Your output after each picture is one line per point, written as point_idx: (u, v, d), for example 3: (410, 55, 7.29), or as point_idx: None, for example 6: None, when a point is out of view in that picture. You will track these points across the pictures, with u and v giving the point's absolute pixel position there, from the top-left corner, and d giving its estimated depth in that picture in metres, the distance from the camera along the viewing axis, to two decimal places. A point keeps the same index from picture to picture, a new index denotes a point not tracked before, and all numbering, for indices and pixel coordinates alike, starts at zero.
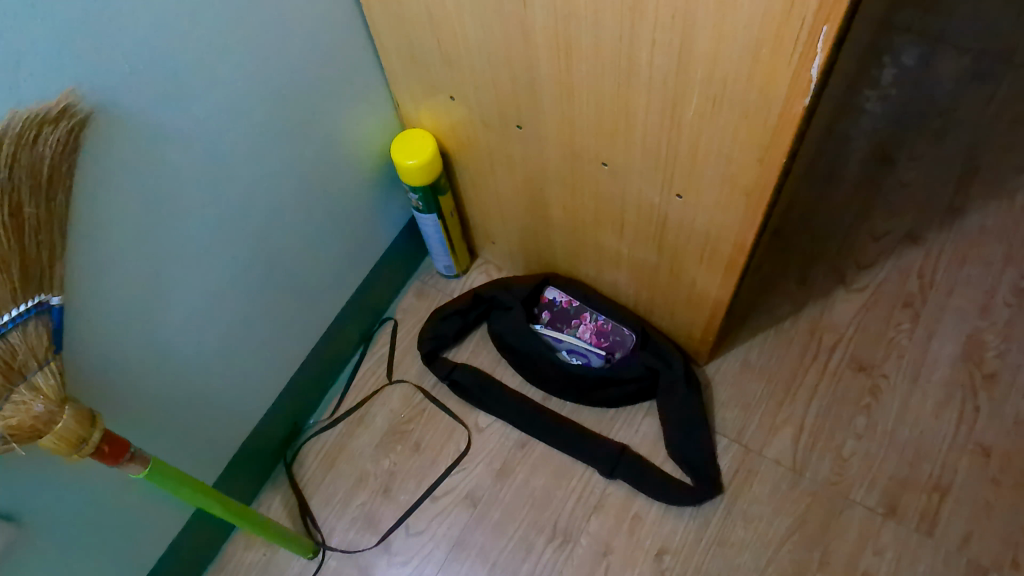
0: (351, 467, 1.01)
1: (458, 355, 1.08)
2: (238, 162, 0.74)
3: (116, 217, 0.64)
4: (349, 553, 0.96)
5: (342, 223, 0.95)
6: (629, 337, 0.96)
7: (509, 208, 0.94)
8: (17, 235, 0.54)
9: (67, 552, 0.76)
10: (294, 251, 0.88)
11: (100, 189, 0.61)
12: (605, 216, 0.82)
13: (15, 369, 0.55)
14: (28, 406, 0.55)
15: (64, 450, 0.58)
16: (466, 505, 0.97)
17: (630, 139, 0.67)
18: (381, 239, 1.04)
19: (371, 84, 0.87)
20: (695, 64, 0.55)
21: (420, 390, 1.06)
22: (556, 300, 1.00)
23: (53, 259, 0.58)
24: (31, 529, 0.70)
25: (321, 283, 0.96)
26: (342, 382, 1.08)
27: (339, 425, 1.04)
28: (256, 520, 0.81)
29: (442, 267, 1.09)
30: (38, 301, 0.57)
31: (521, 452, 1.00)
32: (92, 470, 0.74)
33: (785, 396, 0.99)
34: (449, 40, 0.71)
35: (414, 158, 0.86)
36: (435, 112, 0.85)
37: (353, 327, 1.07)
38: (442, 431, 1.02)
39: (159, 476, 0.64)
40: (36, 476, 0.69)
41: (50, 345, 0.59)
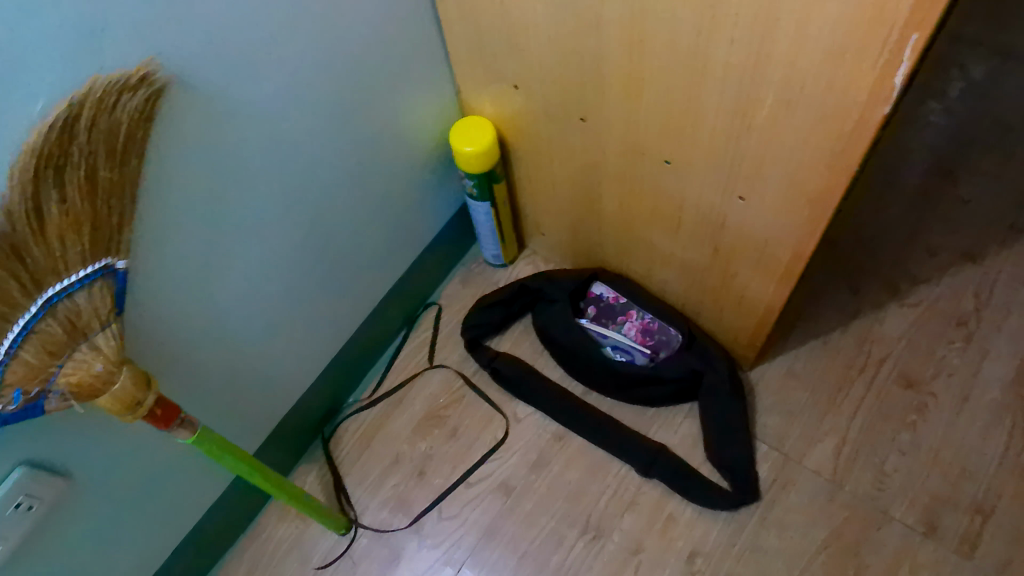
0: (387, 449, 1.03)
1: (500, 345, 1.08)
2: (300, 142, 0.75)
3: (184, 181, 0.65)
4: (380, 532, 0.98)
5: (396, 207, 0.95)
6: (675, 337, 0.95)
7: (563, 200, 0.94)
8: (90, 196, 0.57)
9: (115, 513, 0.79)
10: (347, 230, 0.89)
11: (171, 155, 0.63)
12: (661, 215, 0.81)
13: (78, 329, 0.59)
14: (88, 364, 0.59)
15: (119, 411, 0.61)
16: (499, 493, 0.98)
17: (696, 138, 0.67)
18: (431, 225, 1.05)
19: (435, 70, 0.87)
20: (773, 65, 0.54)
21: (461, 376, 1.07)
22: (603, 296, 1.00)
23: (123, 223, 0.60)
24: (81, 487, 0.73)
25: (371, 264, 0.97)
26: (383, 364, 1.10)
27: (378, 406, 1.06)
28: (287, 489, 0.84)
29: (490, 256, 1.09)
30: (105, 264, 0.60)
31: (557, 444, 1.00)
32: (143, 435, 0.77)
33: (829, 408, 0.98)
34: (518, 30, 0.71)
35: (471, 145, 0.86)
36: (496, 100, 0.85)
37: (399, 310, 1.08)
38: (480, 418, 1.04)
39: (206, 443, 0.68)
40: (90, 433, 0.71)
41: (114, 307, 0.62)
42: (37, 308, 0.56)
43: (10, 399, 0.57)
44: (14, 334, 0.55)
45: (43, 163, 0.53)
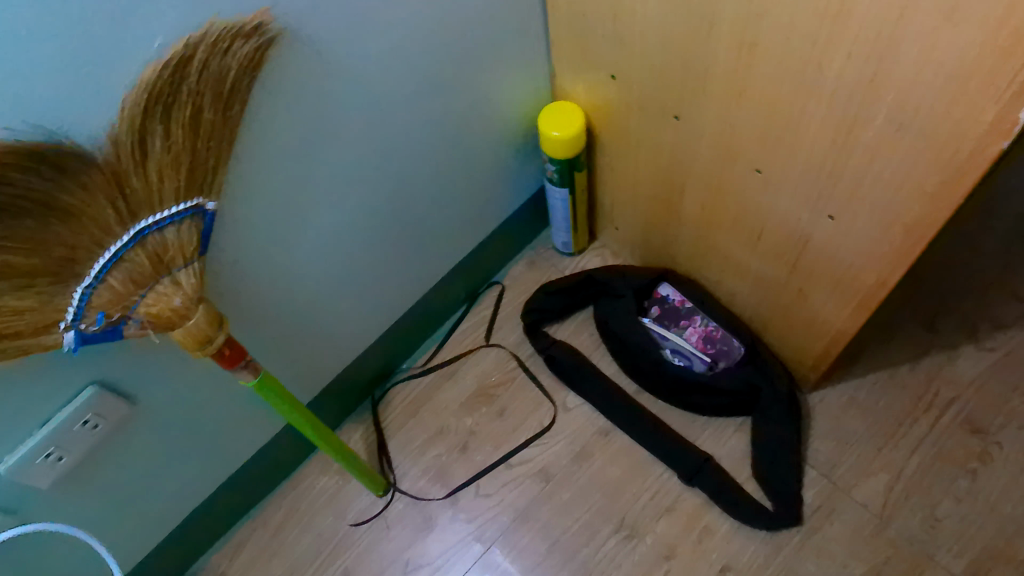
0: (434, 419, 1.05)
1: (558, 333, 1.08)
2: (393, 107, 0.76)
3: (280, 133, 0.66)
4: (416, 499, 1.00)
5: (476, 183, 0.96)
6: (736, 349, 0.93)
7: (643, 196, 0.93)
8: (191, 136, 0.59)
9: (172, 440, 0.82)
10: (426, 200, 0.90)
11: (272, 106, 0.64)
12: (742, 224, 0.80)
13: (163, 263, 0.61)
14: (168, 297, 0.61)
15: (190, 345, 0.63)
16: (538, 478, 0.99)
17: (794, 150, 0.65)
18: (507, 205, 1.05)
19: (535, 52, 0.87)
20: (889, 85, 0.53)
21: (515, 358, 1.07)
22: (669, 298, 0.99)
23: (219, 166, 0.62)
24: (142, 410, 0.76)
25: (443, 236, 0.97)
26: (439, 335, 1.11)
27: (430, 375, 1.08)
28: (332, 444, 0.86)
29: (559, 243, 1.08)
30: (195, 204, 0.62)
31: (603, 439, 1.00)
32: (206, 372, 0.80)
33: (886, 442, 0.95)
34: (626, 20, 0.71)
35: (559, 130, 0.85)
36: (591, 87, 0.84)
37: (463, 284, 1.09)
38: (529, 401, 1.04)
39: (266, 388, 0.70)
40: (158, 362, 0.74)
41: (199, 247, 0.64)
42: (128, 238, 0.58)
43: (93, 321, 0.60)
44: (104, 259, 0.58)
45: (153, 99, 0.56)
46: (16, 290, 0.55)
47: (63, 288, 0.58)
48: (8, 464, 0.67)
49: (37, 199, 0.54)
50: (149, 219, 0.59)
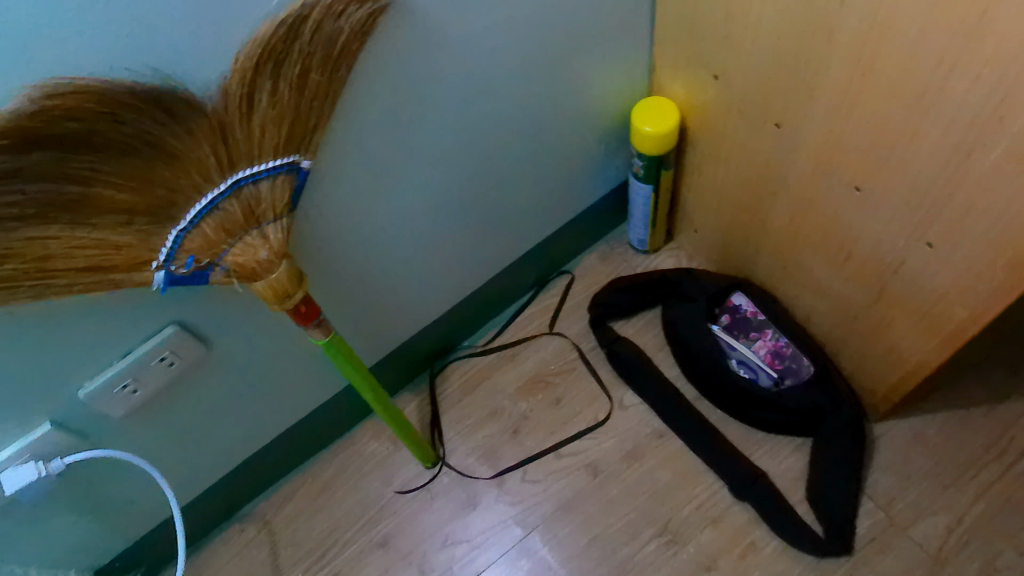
0: (489, 399, 1.06)
1: (623, 329, 1.07)
2: (491, 85, 0.76)
3: (380, 100, 0.67)
4: (463, 476, 1.01)
5: (562, 170, 0.95)
6: (806, 368, 0.91)
7: (729, 202, 0.91)
8: (296, 94, 0.60)
9: (238, 387, 0.85)
10: (511, 181, 0.90)
11: (375, 73, 0.65)
12: (832, 241, 0.78)
13: (253, 216, 0.62)
14: (255, 250, 0.62)
15: (270, 299, 0.65)
16: (587, 472, 0.98)
17: (899, 171, 0.63)
18: (588, 195, 1.04)
19: (638, 44, 0.86)
20: (1015, 114, 0.50)
21: (577, 349, 1.07)
22: (741, 307, 0.97)
23: (319, 127, 0.63)
24: (217, 356, 0.79)
25: (522, 220, 0.97)
26: (504, 318, 1.12)
27: (489, 356, 1.09)
28: (388, 409, 0.88)
29: (635, 239, 1.07)
30: (291, 161, 0.63)
31: (656, 441, 0.99)
32: (280, 326, 0.82)
33: (951, 483, 0.92)
34: (739, 20, 0.69)
35: (652, 125, 0.84)
36: (691, 85, 0.83)
37: (534, 270, 1.09)
38: (586, 394, 1.04)
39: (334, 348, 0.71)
40: (237, 311, 0.76)
41: (288, 203, 0.65)
42: (224, 186, 0.60)
43: (182, 264, 0.61)
44: (201, 204, 0.60)
45: (266, 55, 0.57)
46: (117, 225, 0.58)
47: (158, 229, 0.60)
48: (91, 387, 0.71)
49: (148, 140, 0.56)
50: (242, 171, 0.61)
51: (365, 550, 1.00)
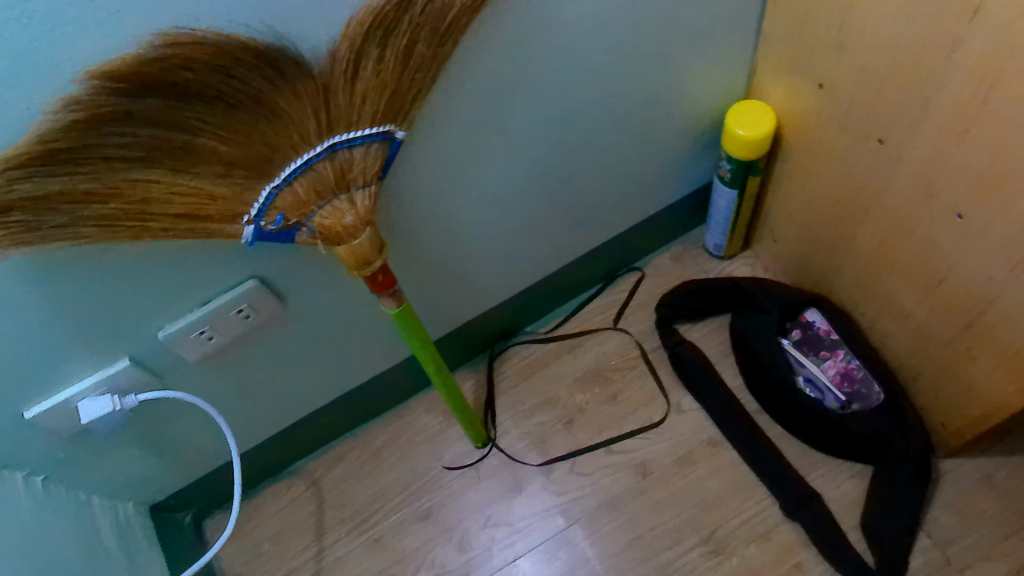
0: (545, 386, 1.06)
1: (689, 333, 1.06)
2: (590, 73, 0.75)
3: (480, 78, 0.67)
4: (512, 460, 1.02)
5: (646, 166, 0.94)
6: (876, 395, 0.89)
7: (816, 215, 0.89)
8: (399, 64, 0.60)
9: (306, 346, 0.87)
10: (595, 172, 0.89)
11: (478, 51, 0.65)
12: (922, 267, 0.75)
13: (346, 181, 0.63)
14: (342, 214, 0.63)
15: (350, 263, 0.66)
16: (636, 471, 0.98)
17: (1008, 202, 0.60)
18: (670, 194, 1.03)
19: (742, 46, 0.84)
20: None
21: (639, 347, 1.06)
22: (814, 324, 0.95)
23: (416, 99, 0.64)
24: (291, 313, 0.81)
25: (600, 212, 0.97)
26: (569, 308, 1.12)
27: (551, 344, 1.09)
28: (448, 384, 0.89)
29: (711, 244, 1.06)
30: (386, 130, 0.63)
31: (710, 449, 0.98)
32: (354, 291, 0.83)
33: (1016, 531, 0.88)
34: (855, 30, 0.67)
35: (745, 129, 0.83)
36: (793, 93, 0.81)
37: (605, 263, 1.08)
38: (643, 394, 1.03)
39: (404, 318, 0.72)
40: (316, 272, 0.77)
41: (378, 172, 0.66)
42: (321, 149, 0.61)
43: (272, 221, 0.63)
44: (297, 163, 0.61)
45: (376, 23, 0.58)
46: (215, 176, 0.59)
47: (253, 184, 0.61)
48: (170, 330, 0.73)
49: (254, 97, 0.57)
50: (337, 137, 0.61)
51: (407, 520, 1.01)
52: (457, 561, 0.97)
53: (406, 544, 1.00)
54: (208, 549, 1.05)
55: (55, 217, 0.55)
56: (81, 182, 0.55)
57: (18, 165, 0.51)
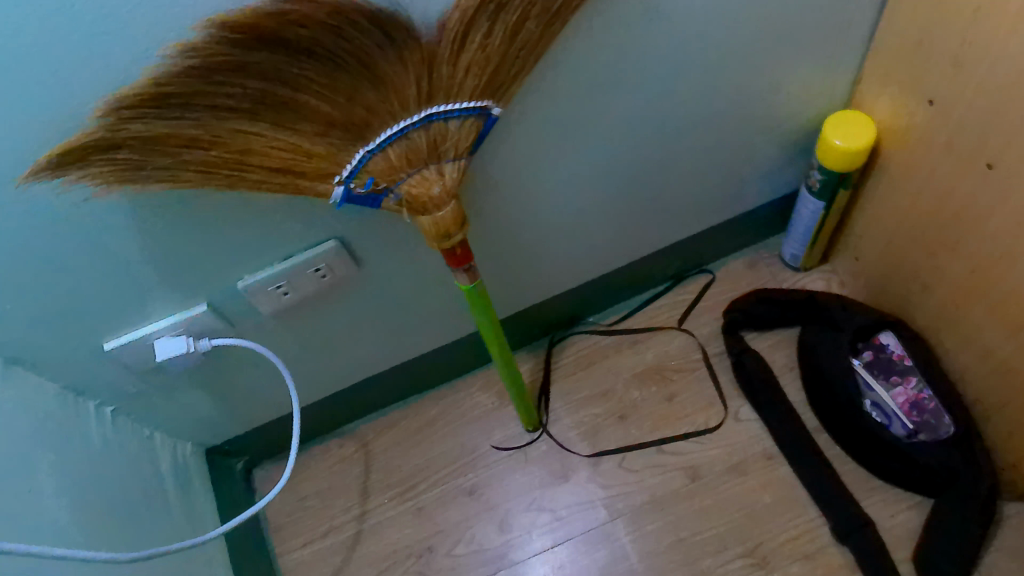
0: (602, 379, 1.06)
1: (754, 342, 1.04)
2: (692, 69, 0.74)
3: (581, 63, 0.67)
4: (560, 447, 1.02)
5: (733, 169, 0.92)
6: (946, 428, 0.86)
7: (906, 235, 0.86)
8: (507, 41, 0.60)
9: (374, 310, 0.88)
10: (681, 170, 0.88)
11: (584, 35, 0.64)
12: (1015, 301, 0.72)
13: (438, 151, 0.63)
14: (430, 183, 0.63)
15: (432, 234, 0.66)
16: (685, 475, 0.97)
17: None
18: (752, 200, 1.01)
19: (850, 56, 0.82)
20: None
21: (701, 351, 1.05)
22: (888, 348, 0.93)
23: (516, 77, 0.64)
24: (364, 277, 0.82)
25: (680, 210, 0.95)
26: (634, 303, 1.11)
27: (612, 337, 1.08)
28: (509, 363, 0.89)
29: (788, 254, 1.04)
30: (484, 106, 0.63)
31: (764, 462, 0.96)
32: (428, 263, 0.84)
33: None
34: (978, 47, 0.65)
35: (842, 140, 0.80)
36: (899, 107, 0.78)
37: (676, 262, 1.07)
38: (701, 398, 1.02)
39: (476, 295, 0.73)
40: (394, 240, 0.78)
41: (470, 146, 0.66)
42: (419, 117, 0.61)
43: (363, 183, 0.63)
44: (393, 129, 0.61)
45: None
46: (314, 134, 0.60)
47: (349, 147, 0.61)
48: (249, 282, 0.75)
49: (361, 61, 0.57)
50: (436, 107, 0.61)
51: (451, 494, 1.02)
52: (496, 541, 0.98)
53: (447, 517, 1.01)
54: (257, 496, 1.08)
55: (159, 158, 0.57)
56: (188, 127, 0.56)
57: (132, 105, 0.52)
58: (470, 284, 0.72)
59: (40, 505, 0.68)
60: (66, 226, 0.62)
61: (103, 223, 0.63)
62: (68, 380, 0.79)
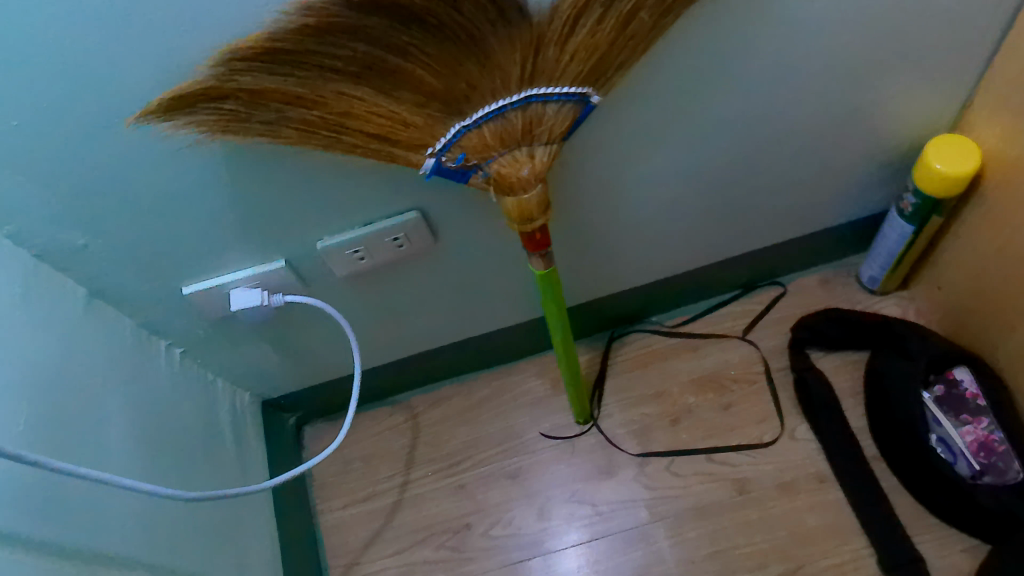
0: (659, 380, 1.05)
1: (819, 361, 1.02)
2: (797, 76, 0.72)
3: (687, 59, 0.66)
4: (609, 443, 1.01)
5: (822, 183, 0.90)
6: (1014, 473, 0.83)
7: (997, 270, 0.84)
8: (618, 29, 0.60)
9: (444, 284, 0.89)
10: (768, 178, 0.86)
11: (695, 31, 0.64)
12: None
13: (531, 134, 0.62)
14: (519, 164, 0.62)
15: (514, 217, 0.65)
16: (733, 486, 0.95)
17: None
18: (836, 217, 0.99)
19: (962, 80, 0.79)
20: None
21: (764, 364, 1.03)
22: (961, 384, 0.90)
23: (621, 68, 0.63)
24: (440, 251, 0.83)
25: (761, 218, 0.94)
26: (700, 308, 1.10)
27: (674, 339, 1.07)
28: (568, 352, 0.88)
29: (866, 276, 1.01)
30: (582, 93, 0.62)
31: (816, 484, 0.94)
32: (503, 244, 0.84)
33: None
34: None
35: (943, 164, 0.78)
36: (1010, 137, 0.76)
37: (748, 271, 1.05)
38: (758, 411, 1.00)
39: (548, 282, 0.72)
40: (474, 217, 0.78)
41: (564, 133, 0.64)
42: (517, 99, 0.60)
43: (453, 158, 0.63)
44: (490, 108, 0.60)
45: None
46: (413, 104, 0.60)
47: (444, 120, 0.61)
48: (329, 242, 0.76)
49: (471, 36, 0.57)
50: (534, 90, 0.60)
51: (494, 475, 1.03)
52: (534, 527, 0.98)
53: (487, 497, 1.01)
54: (306, 453, 1.10)
55: (263, 113, 0.58)
56: (295, 85, 0.57)
57: (245, 57, 0.53)
58: (543, 270, 0.71)
59: (108, 433, 0.71)
60: (167, 169, 0.64)
61: (201, 171, 0.65)
62: (145, 318, 0.82)
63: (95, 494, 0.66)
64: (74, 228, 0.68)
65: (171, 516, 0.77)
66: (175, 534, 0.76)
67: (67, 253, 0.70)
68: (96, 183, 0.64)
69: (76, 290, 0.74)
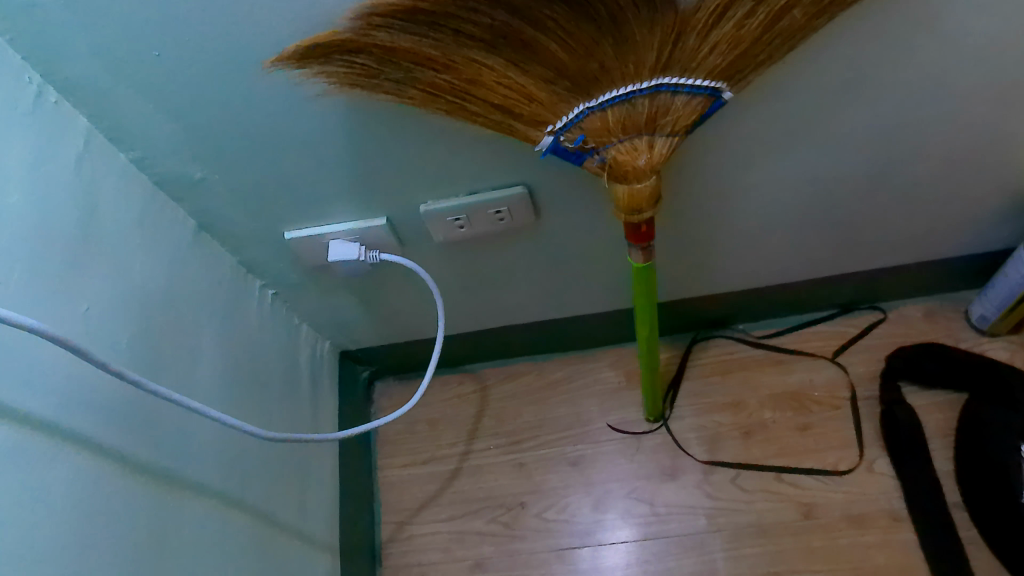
0: (737, 389, 1.02)
1: (910, 395, 0.98)
2: (941, 95, 0.68)
3: (829, 63, 0.63)
4: (676, 446, 0.99)
5: (946, 211, 0.86)
6: None
7: None
8: (765, 25, 0.57)
9: (536, 262, 0.88)
10: (889, 198, 0.82)
11: (843, 36, 0.61)
12: None
13: (654, 123, 0.60)
14: (637, 153, 0.60)
15: (623, 205, 0.63)
16: (799, 510, 0.92)
17: None
18: (953, 248, 0.94)
19: None
20: None
21: (850, 389, 0.99)
22: None
23: (760, 66, 0.61)
24: (538, 228, 0.82)
25: (872, 239, 0.90)
26: (790, 322, 1.06)
27: (758, 350, 1.04)
28: (651, 349, 0.86)
29: (979, 314, 0.96)
30: (716, 87, 0.60)
31: (887, 521, 0.90)
32: (603, 230, 0.83)
33: None
34: None
35: None
36: None
37: (848, 291, 1.01)
38: (837, 437, 0.96)
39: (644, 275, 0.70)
40: (579, 200, 0.77)
41: (689, 127, 0.61)
42: (648, 85, 0.58)
43: (572, 139, 0.61)
44: (619, 92, 0.58)
45: None
46: (542, 79, 0.59)
47: (570, 99, 0.60)
48: (432, 207, 0.76)
49: (611, 16, 0.55)
50: (667, 78, 0.58)
51: (555, 459, 1.02)
52: (588, 517, 0.97)
53: (546, 479, 1.01)
54: (374, 408, 1.12)
55: (392, 71, 0.58)
56: (428, 46, 0.56)
57: (385, 12, 0.53)
58: (641, 262, 0.69)
59: (199, 363, 0.73)
60: (289, 115, 0.64)
61: (321, 119, 0.65)
62: (245, 256, 0.84)
63: (182, 419, 0.68)
64: (194, 160, 0.70)
65: (247, 449, 0.79)
66: (247, 469, 0.78)
67: (183, 184, 0.72)
68: (221, 120, 0.65)
69: (186, 221, 0.76)
